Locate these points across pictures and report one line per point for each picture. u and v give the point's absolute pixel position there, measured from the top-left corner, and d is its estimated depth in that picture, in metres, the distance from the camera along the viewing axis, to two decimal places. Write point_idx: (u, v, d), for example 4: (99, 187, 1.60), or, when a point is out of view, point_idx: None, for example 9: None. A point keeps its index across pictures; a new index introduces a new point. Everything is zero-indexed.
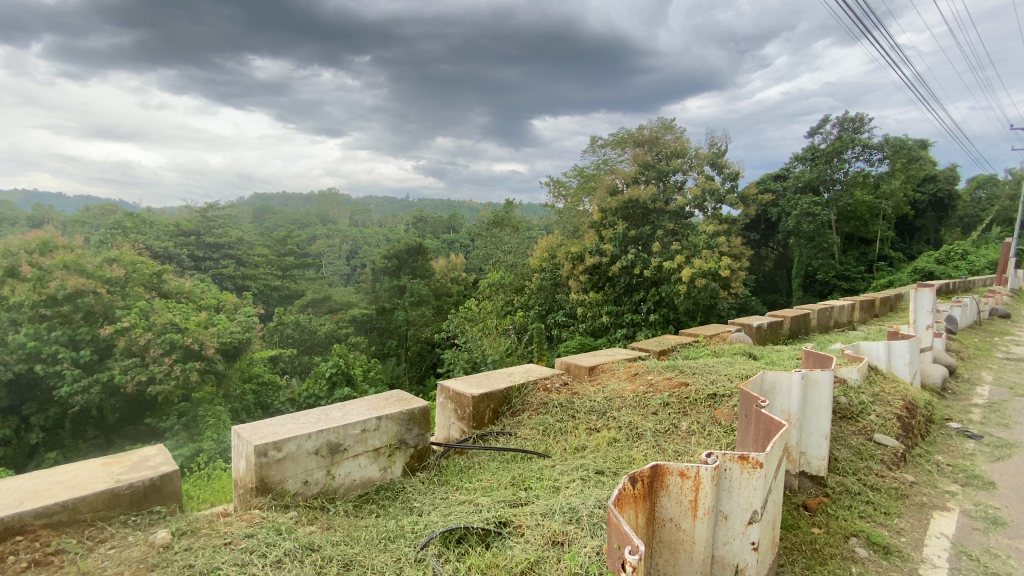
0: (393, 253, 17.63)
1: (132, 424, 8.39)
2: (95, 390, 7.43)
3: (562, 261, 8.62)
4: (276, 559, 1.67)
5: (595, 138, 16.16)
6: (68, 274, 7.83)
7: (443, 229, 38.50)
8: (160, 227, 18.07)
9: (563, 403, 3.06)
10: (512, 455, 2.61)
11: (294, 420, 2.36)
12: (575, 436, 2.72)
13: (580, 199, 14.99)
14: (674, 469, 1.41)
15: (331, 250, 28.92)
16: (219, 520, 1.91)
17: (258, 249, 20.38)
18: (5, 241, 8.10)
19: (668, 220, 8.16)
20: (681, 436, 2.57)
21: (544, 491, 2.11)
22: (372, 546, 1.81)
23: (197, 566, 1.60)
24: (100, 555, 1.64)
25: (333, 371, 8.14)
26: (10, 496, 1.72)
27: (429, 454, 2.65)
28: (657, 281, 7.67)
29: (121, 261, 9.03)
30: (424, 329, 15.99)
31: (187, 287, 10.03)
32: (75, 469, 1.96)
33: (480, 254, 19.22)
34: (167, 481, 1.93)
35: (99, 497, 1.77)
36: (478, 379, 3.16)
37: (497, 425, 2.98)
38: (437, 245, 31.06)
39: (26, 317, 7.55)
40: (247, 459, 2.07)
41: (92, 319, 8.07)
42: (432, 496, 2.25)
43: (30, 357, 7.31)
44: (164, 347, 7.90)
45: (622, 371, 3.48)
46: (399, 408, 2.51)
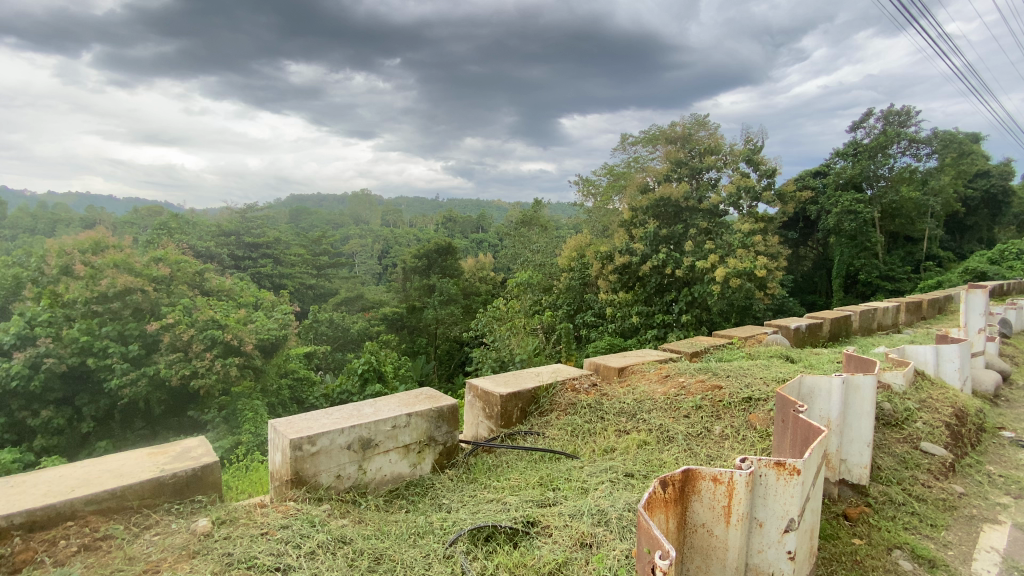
0: (423, 253, 17.67)
1: (177, 416, 8.73)
2: (142, 383, 7.75)
3: (591, 261, 8.56)
4: (310, 550, 1.71)
5: (626, 136, 15.95)
6: (118, 273, 8.27)
7: (472, 228, 38.87)
8: (202, 228, 18.93)
9: (592, 403, 3.03)
10: (540, 455, 2.60)
11: (328, 415, 2.42)
12: (604, 437, 2.70)
13: (609, 198, 14.83)
14: (706, 474, 1.37)
15: (364, 250, 29.62)
16: (256, 511, 1.97)
17: (294, 249, 21.00)
18: (61, 241, 8.67)
19: (702, 219, 7.88)
20: (714, 440, 2.52)
21: (572, 492, 2.10)
22: (402, 540, 1.84)
23: (235, 555, 1.65)
24: (145, 541, 1.71)
25: (365, 368, 8.32)
26: (64, 484, 1.83)
27: (457, 452, 2.67)
28: (689, 281, 7.54)
29: (166, 260, 9.45)
30: (452, 327, 16.21)
31: (227, 285, 10.41)
32: (123, 458, 2.07)
33: (508, 253, 19.29)
34: (208, 472, 2.01)
35: (145, 486, 1.86)
36: (506, 379, 3.16)
37: (525, 424, 2.98)
38: (465, 244, 31.33)
39: (79, 313, 7.96)
40: (283, 452, 2.13)
41: (140, 315, 8.45)
42: (461, 494, 2.27)
43: (82, 350, 7.69)
44: (205, 342, 8.24)
45: (653, 373, 3.42)
46: (428, 405, 2.54)
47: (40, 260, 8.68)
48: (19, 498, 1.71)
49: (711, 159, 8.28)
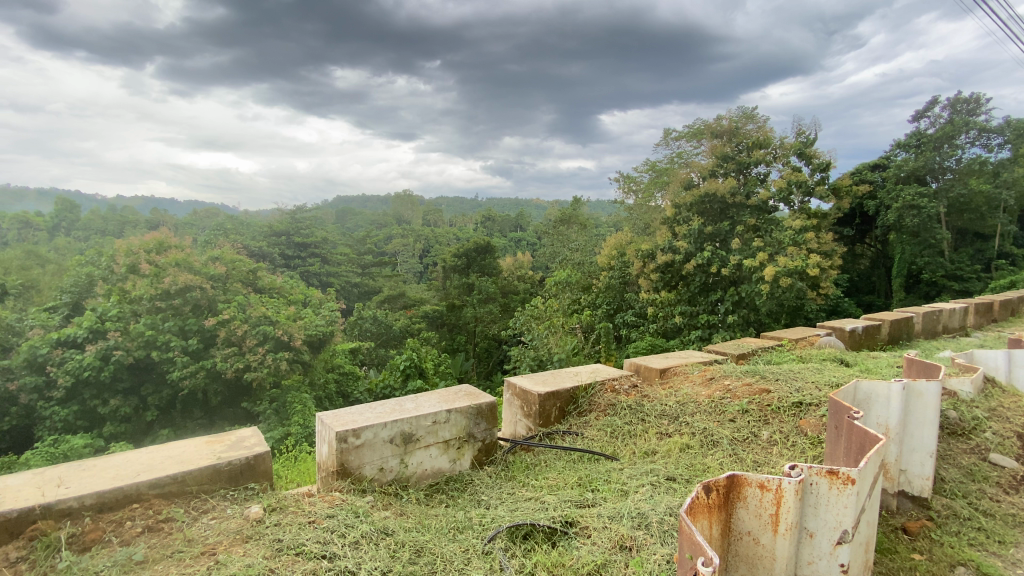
0: (462, 251, 17.93)
1: (232, 407, 9.21)
2: (201, 375, 8.21)
3: (632, 259, 8.43)
4: (354, 540, 1.77)
5: (669, 130, 15.56)
6: (179, 271, 8.80)
7: (511, 227, 39.05)
8: (255, 229, 19.99)
9: (632, 405, 2.98)
10: (579, 455, 2.58)
11: (371, 409, 2.49)
12: (644, 440, 2.65)
13: (651, 194, 14.53)
14: (751, 480, 1.33)
15: (406, 249, 30.32)
16: (304, 500, 2.06)
17: (340, 248, 21.74)
18: (130, 242, 9.32)
19: (749, 215, 7.57)
20: (761, 446, 2.43)
21: (612, 493, 2.07)
22: (442, 534, 1.87)
23: (285, 541, 1.73)
24: (203, 524, 1.82)
25: (407, 364, 8.52)
26: (132, 468, 1.97)
27: (496, 449, 2.69)
28: (736, 281, 7.29)
29: (223, 259, 9.96)
30: (491, 325, 16.37)
31: (278, 283, 10.88)
32: (184, 446, 2.20)
33: (547, 252, 19.24)
34: (260, 461, 2.11)
35: (203, 472, 1.98)
36: (545, 378, 3.15)
37: (564, 424, 2.96)
38: (504, 243, 31.54)
39: (144, 309, 8.52)
40: (329, 443, 2.21)
41: (199, 311, 8.94)
42: (499, 491, 2.28)
43: (147, 344, 8.21)
44: (258, 338, 8.64)
45: (696, 375, 3.33)
46: (467, 402, 2.57)
47: (110, 260, 9.34)
48: (91, 481, 1.85)
49: (759, 153, 7.72)
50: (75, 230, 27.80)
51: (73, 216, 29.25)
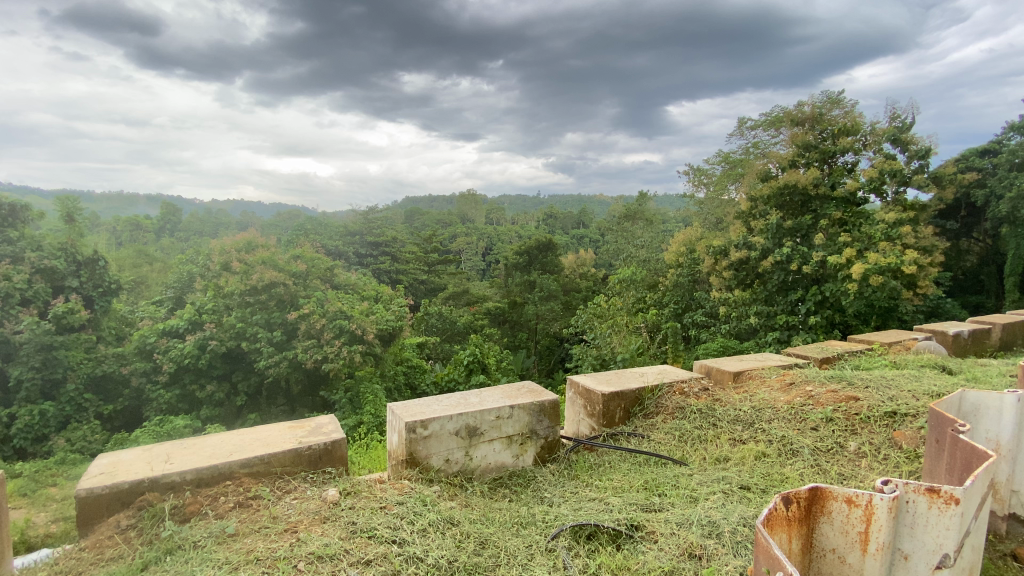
0: (524, 249, 17.99)
1: (310, 395, 9.83)
2: (284, 364, 8.83)
3: (704, 256, 8.18)
4: (422, 527, 1.83)
5: (744, 119, 14.68)
6: (266, 268, 9.47)
7: (573, 224, 38.73)
8: (331, 229, 21.15)
9: (702, 409, 2.86)
10: (645, 458, 2.52)
11: (437, 401, 2.57)
12: (716, 446, 2.54)
13: (724, 187, 13.81)
14: (838, 493, 1.23)
15: (469, 246, 30.83)
16: (376, 486, 2.16)
17: (408, 246, 22.48)
18: (223, 242, 10.14)
19: (835, 208, 6.84)
20: (847, 457, 2.26)
21: (680, 499, 2.01)
22: (506, 529, 1.90)
23: (359, 524, 1.82)
24: (286, 504, 1.96)
25: (470, 359, 8.73)
26: (225, 448, 2.15)
27: (559, 448, 2.68)
28: (819, 279, 6.79)
29: (303, 257, 10.57)
30: (552, 323, 16.40)
31: (353, 280, 11.32)
32: (270, 430, 2.38)
33: (609, 249, 18.89)
34: (337, 447, 2.24)
35: (286, 456, 2.13)
36: (609, 378, 3.10)
37: (629, 425, 2.89)
38: (565, 241, 31.38)
39: (235, 303, 9.27)
40: (399, 433, 2.31)
41: (283, 306, 9.58)
42: (563, 489, 2.28)
43: (238, 335, 8.95)
44: (335, 331, 9.13)
45: (774, 380, 3.14)
46: (530, 399, 2.58)
47: (206, 258, 10.20)
48: (191, 458, 2.05)
49: (847, 140, 7.00)
50: (177, 232, 30.83)
51: (176, 219, 32.46)
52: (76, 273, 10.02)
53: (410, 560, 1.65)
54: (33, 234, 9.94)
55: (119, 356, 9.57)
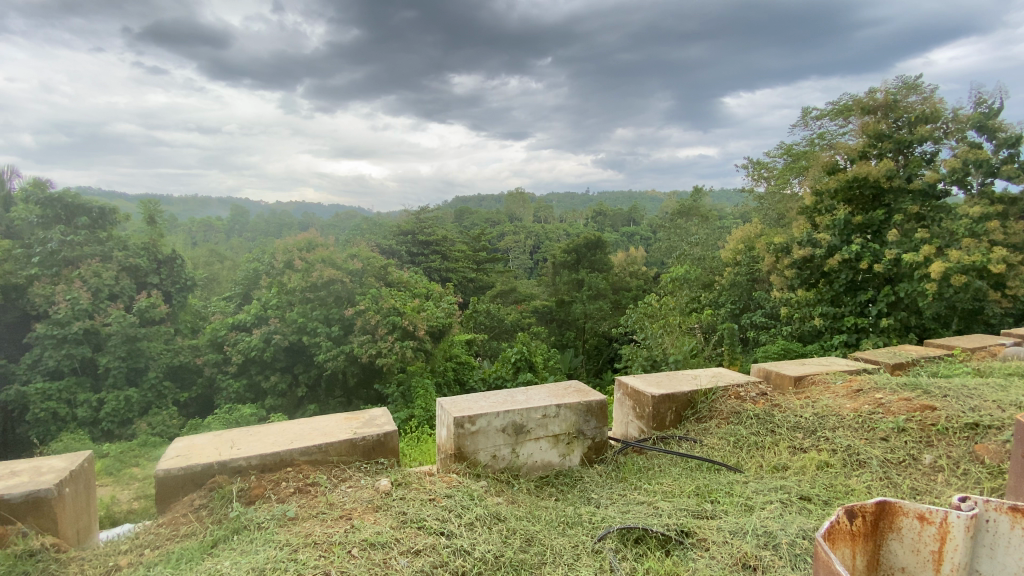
0: (573, 247, 17.81)
1: (365, 388, 10.20)
2: (341, 358, 9.22)
3: (763, 254, 7.81)
4: (470, 521, 1.87)
5: (809, 108, 13.82)
6: (325, 266, 9.84)
7: (623, 221, 37.99)
8: (385, 229, 21.72)
9: (759, 414, 2.74)
10: (698, 464, 2.44)
11: (484, 398, 2.60)
12: (774, 453, 2.43)
13: (787, 181, 13.07)
14: (909, 508, 1.15)
15: (517, 244, 30.86)
16: (425, 478, 2.22)
17: (458, 245, 21.72)
18: (286, 241, 10.62)
19: (911, 202, 6.28)
20: (920, 471, 2.12)
21: (734, 507, 1.94)
22: (552, 527, 1.90)
23: (409, 515, 1.88)
24: (342, 491, 2.05)
25: (518, 357, 8.78)
26: (286, 436, 2.28)
27: (607, 448, 2.65)
28: (892, 279, 6.33)
29: (359, 255, 10.72)
30: (601, 322, 16.17)
31: (406, 278, 11.19)
32: (328, 420, 2.49)
33: (662, 247, 18.35)
34: (389, 439, 2.32)
35: (342, 445, 2.23)
36: (660, 380, 3.02)
37: (680, 429, 2.81)
38: (614, 239, 30.88)
39: (297, 300, 9.73)
40: (448, 427, 2.36)
41: (340, 302, 9.96)
42: (610, 491, 2.25)
43: (299, 329, 9.43)
44: (388, 327, 9.39)
45: (840, 386, 2.96)
46: (577, 399, 2.56)
47: (271, 256, 10.72)
48: (256, 445, 2.19)
49: (925, 129, 6.44)
50: (244, 231, 32.89)
51: (244, 220, 34.62)
52: (157, 271, 10.91)
53: (457, 553, 1.68)
54: (120, 235, 10.91)
55: (194, 347, 10.32)
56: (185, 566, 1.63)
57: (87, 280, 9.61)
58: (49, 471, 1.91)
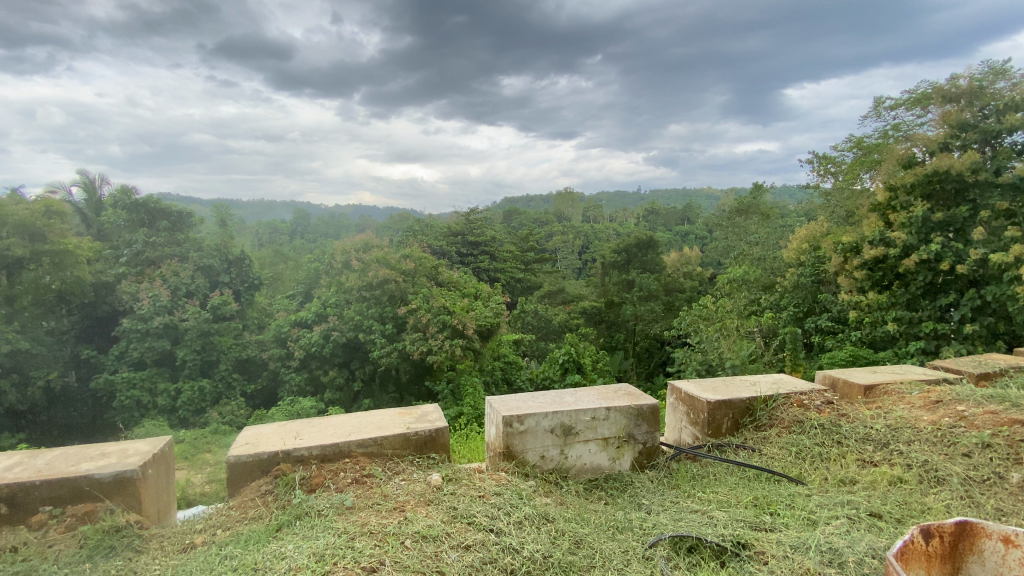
0: (623, 247, 17.47)
1: (416, 385, 10.46)
2: (394, 355, 9.51)
3: (830, 255, 7.38)
4: (519, 519, 1.88)
5: (883, 98, 12.83)
6: (379, 266, 10.11)
7: (676, 220, 36.89)
8: (436, 229, 22.15)
9: (824, 424, 2.59)
10: (756, 474, 2.34)
11: (533, 398, 2.61)
12: (840, 466, 2.30)
13: (857, 176, 12.21)
14: (992, 530, 1.16)
15: (566, 244, 30.62)
16: (475, 475, 2.26)
17: (507, 245, 22.05)
18: (344, 242, 10.89)
19: (1001, 197, 5.67)
20: (1007, 491, 1.93)
21: (796, 521, 1.86)
22: (602, 531, 1.88)
23: (460, 510, 1.92)
24: (396, 483, 2.12)
25: (566, 358, 8.73)
26: (344, 429, 2.38)
27: (658, 454, 2.58)
28: (978, 281, 5.79)
29: (412, 255, 10.94)
30: (652, 324, 15.80)
31: (455, 278, 11.37)
32: (382, 415, 2.58)
33: (718, 246, 17.64)
34: (440, 434, 2.38)
35: (396, 439, 2.31)
36: (715, 385, 2.90)
37: (737, 436, 2.70)
38: (667, 239, 30.07)
39: (353, 298, 10.10)
40: (497, 426, 2.38)
41: (394, 301, 10.24)
42: (662, 498, 2.20)
43: (356, 327, 9.81)
44: (438, 325, 9.57)
45: (916, 397, 2.74)
46: (628, 402, 2.52)
47: (329, 257, 11.18)
48: (316, 436, 2.31)
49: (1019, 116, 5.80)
50: (306, 233, 34.66)
51: (305, 222, 36.48)
52: (227, 270, 11.71)
53: (506, 551, 1.70)
54: (196, 237, 11.82)
55: (260, 343, 10.98)
56: (253, 547, 1.74)
57: (167, 279, 10.43)
58: (135, 453, 2.09)
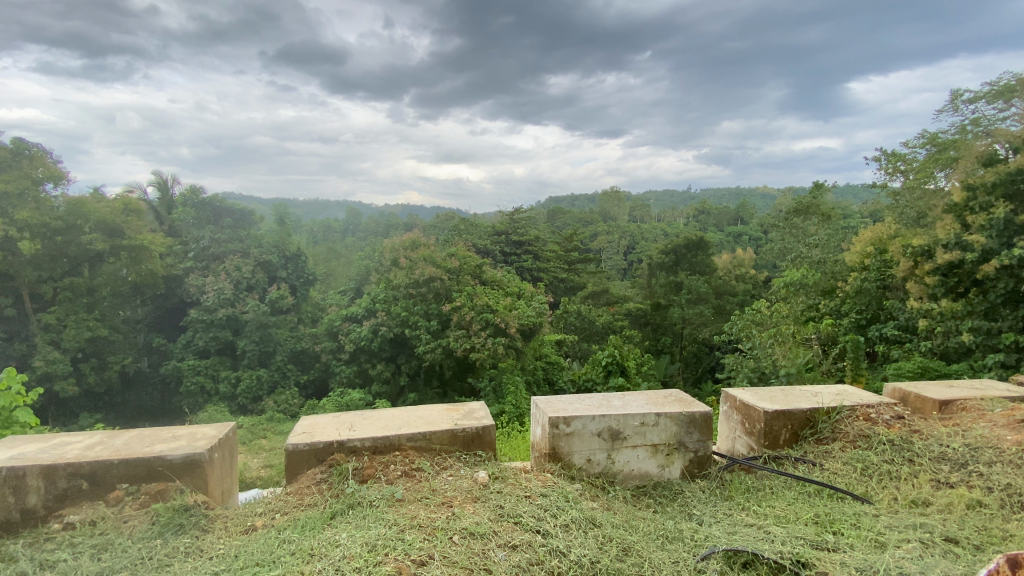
0: (672, 248, 17.02)
1: (459, 381, 10.56)
2: (438, 351, 9.65)
3: (898, 259, 6.91)
4: (566, 523, 1.86)
5: (961, 91, 11.85)
6: (426, 264, 10.29)
7: (728, 220, 35.45)
8: (481, 228, 22.37)
9: (894, 441, 2.42)
10: (817, 489, 2.22)
11: (580, 400, 2.58)
12: (911, 486, 2.14)
13: (931, 175, 11.32)
14: None
15: (612, 244, 30.03)
16: (521, 475, 2.26)
17: (551, 245, 21.95)
18: (393, 240, 11.15)
19: None
20: None
21: (862, 542, 1.74)
22: (650, 539, 1.83)
23: (506, 509, 1.92)
24: (444, 479, 2.15)
25: (609, 360, 8.58)
26: (394, 422, 2.44)
27: (710, 464, 2.49)
28: None
29: (457, 254, 11.06)
30: (701, 328, 15.30)
31: (499, 277, 11.13)
32: (431, 410, 2.62)
33: (774, 248, 16.83)
34: (487, 432, 2.39)
35: (444, 435, 2.34)
36: (773, 395, 2.77)
37: (796, 449, 2.56)
38: (718, 240, 29.00)
39: (400, 295, 10.36)
40: (543, 427, 2.37)
41: (438, 298, 10.30)
42: (714, 509, 2.12)
43: (403, 323, 10.08)
44: (481, 324, 9.53)
45: (999, 416, 2.51)
46: (679, 408, 2.45)
47: (380, 255, 11.54)
48: (368, 428, 2.38)
49: None
50: (357, 231, 35.78)
51: (356, 221, 37.64)
52: (285, 266, 12.33)
53: (552, 553, 1.69)
54: (256, 234, 12.49)
55: (313, 336, 11.47)
56: (309, 533, 1.81)
57: (231, 273, 11.09)
58: (202, 437, 2.22)
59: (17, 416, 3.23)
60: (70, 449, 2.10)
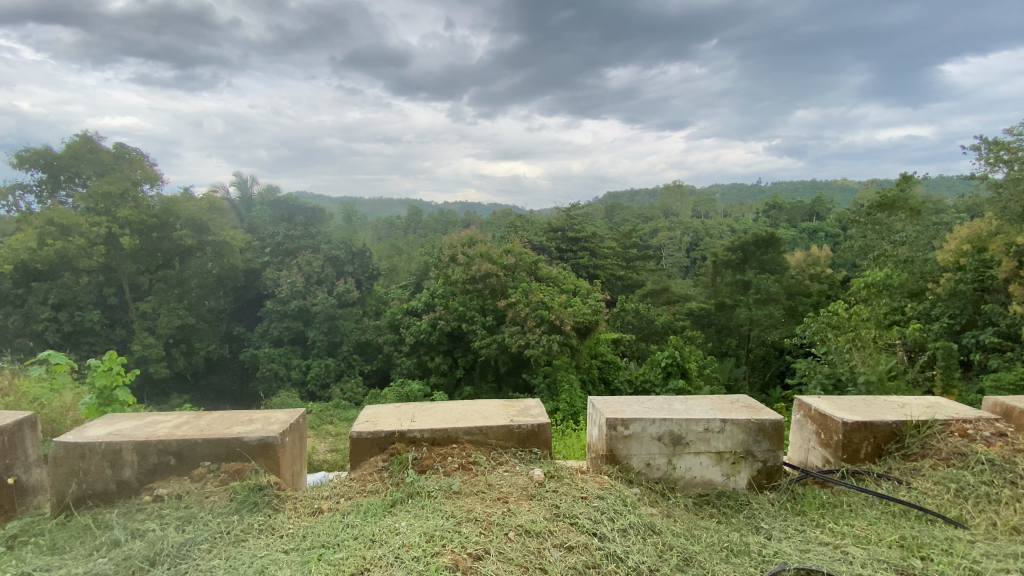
0: (738, 244, 16.09)
1: (514, 377, 10.61)
2: (494, 346, 9.75)
3: (1001, 257, 6.20)
4: (623, 527, 1.81)
5: None
6: (483, 261, 10.32)
7: (802, 216, 33.05)
8: (538, 225, 22.27)
9: (995, 461, 2.16)
10: (903, 510, 2.02)
11: (640, 402, 2.50)
12: (1017, 514, 1.90)
13: None
14: None
15: (672, 240, 28.91)
16: (577, 475, 2.22)
17: (609, 241, 21.42)
18: (451, 237, 11.34)
19: None
20: None
21: (957, 570, 1.57)
22: (714, 551, 1.75)
23: (562, 509, 1.90)
24: (499, 474, 2.16)
25: (669, 361, 8.29)
26: (451, 415, 2.48)
27: (781, 475, 2.34)
28: None
29: (514, 251, 11.04)
30: (769, 330, 14.45)
31: (555, 273, 11.05)
32: (487, 405, 2.64)
33: (853, 245, 15.55)
34: (543, 430, 2.37)
35: (500, 430, 2.34)
36: (853, 404, 2.56)
37: (878, 464, 2.35)
38: (789, 237, 27.19)
39: (457, 290, 10.51)
40: (600, 427, 2.32)
41: (495, 294, 10.39)
42: (784, 524, 1.99)
43: (460, 317, 10.31)
44: (536, 320, 9.49)
45: None
46: (747, 415, 2.31)
47: (439, 251, 11.78)
48: (426, 419, 2.43)
49: None
50: (417, 228, 36.60)
51: (417, 218, 38.48)
52: (351, 261, 12.88)
53: (610, 557, 1.65)
54: (325, 231, 13.12)
55: (376, 328, 11.94)
56: (371, 519, 1.88)
57: (303, 267, 11.76)
58: (275, 422, 2.36)
59: (117, 394, 3.58)
60: (162, 427, 2.30)
